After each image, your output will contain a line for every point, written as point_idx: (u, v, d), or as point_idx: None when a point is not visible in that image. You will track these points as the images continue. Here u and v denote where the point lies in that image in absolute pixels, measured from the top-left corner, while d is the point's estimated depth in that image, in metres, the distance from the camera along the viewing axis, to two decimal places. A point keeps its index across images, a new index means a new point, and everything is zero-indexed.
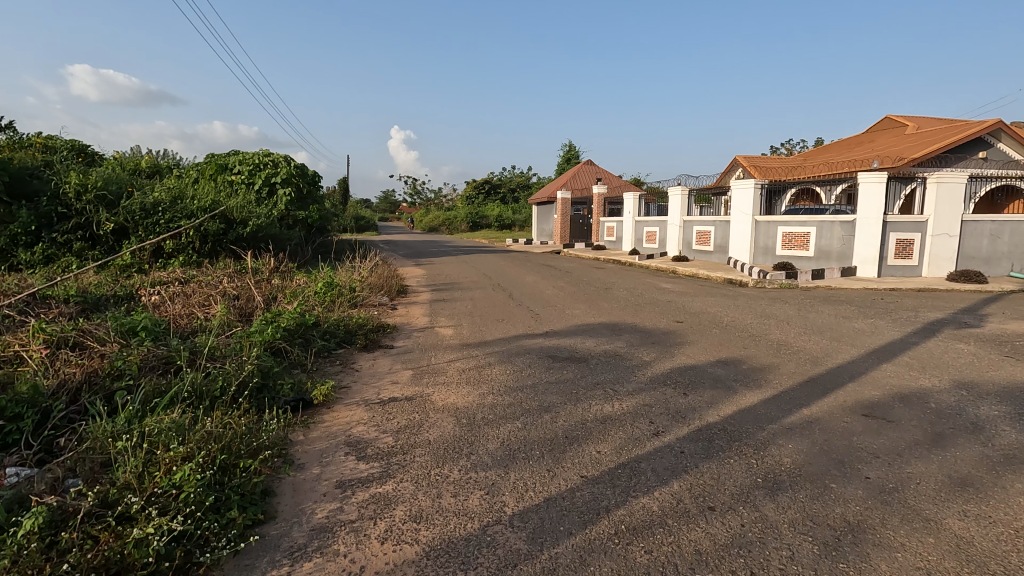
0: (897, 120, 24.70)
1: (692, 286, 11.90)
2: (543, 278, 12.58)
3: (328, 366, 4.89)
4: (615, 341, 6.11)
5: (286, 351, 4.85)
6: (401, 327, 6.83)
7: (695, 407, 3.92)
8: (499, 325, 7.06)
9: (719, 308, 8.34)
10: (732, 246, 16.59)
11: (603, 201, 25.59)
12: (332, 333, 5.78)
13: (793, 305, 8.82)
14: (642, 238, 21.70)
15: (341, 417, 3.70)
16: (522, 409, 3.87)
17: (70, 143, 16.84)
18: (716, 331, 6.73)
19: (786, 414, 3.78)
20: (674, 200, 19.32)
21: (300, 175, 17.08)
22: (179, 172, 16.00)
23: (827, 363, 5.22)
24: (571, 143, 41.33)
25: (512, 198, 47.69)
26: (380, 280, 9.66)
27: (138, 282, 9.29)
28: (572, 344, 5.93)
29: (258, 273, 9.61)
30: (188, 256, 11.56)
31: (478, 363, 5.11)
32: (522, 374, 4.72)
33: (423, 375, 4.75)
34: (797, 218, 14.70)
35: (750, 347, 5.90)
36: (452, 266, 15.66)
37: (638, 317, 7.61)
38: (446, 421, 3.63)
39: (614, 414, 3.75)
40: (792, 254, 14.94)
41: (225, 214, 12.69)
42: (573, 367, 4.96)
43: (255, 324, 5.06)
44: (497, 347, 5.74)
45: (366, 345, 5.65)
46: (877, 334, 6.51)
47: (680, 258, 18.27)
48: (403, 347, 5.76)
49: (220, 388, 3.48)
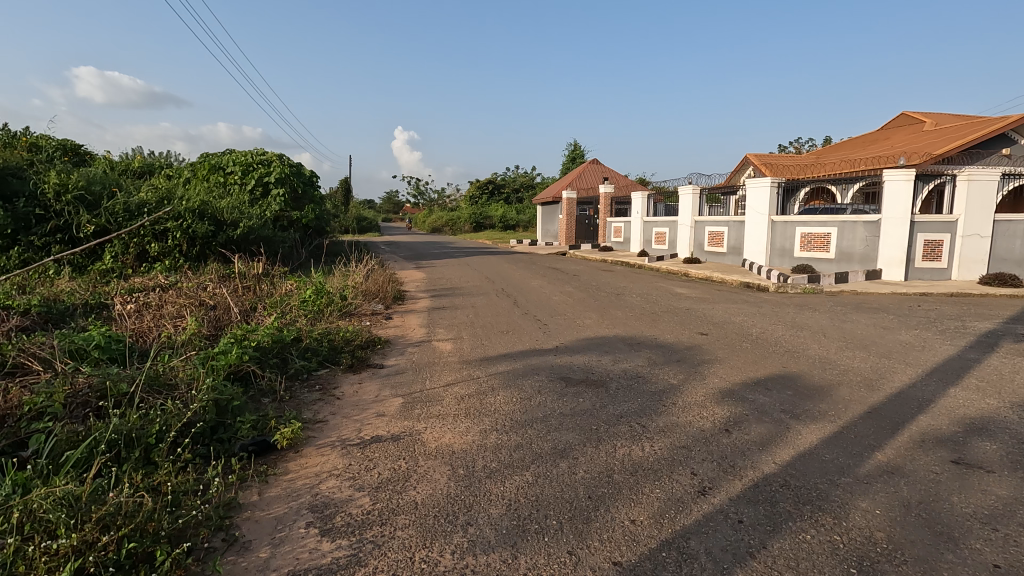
0: (915, 117, 23.87)
1: (709, 291, 11.17)
2: (550, 283, 11.87)
3: (304, 392, 4.21)
4: (635, 359, 5.39)
5: (256, 375, 4.18)
6: (395, 341, 6.11)
7: (744, 453, 3.21)
8: (503, 339, 6.35)
9: (745, 318, 7.59)
10: (747, 247, 15.83)
11: (609, 201, 24.88)
12: (314, 351, 5.08)
13: (824, 314, 8.06)
14: (651, 238, 20.97)
15: (309, 466, 3.00)
16: (532, 454, 3.16)
17: (59, 142, 16.23)
18: (747, 345, 5.99)
19: (860, 463, 3.05)
20: (684, 200, 18.61)
21: (295, 174, 16.43)
22: (169, 171, 15.38)
23: (885, 387, 4.49)
24: (576, 142, 40.70)
25: (517, 198, 47.01)
26: (374, 287, 8.97)
27: (117, 288, 8.65)
28: (586, 363, 5.20)
29: (244, 280, 8.94)
30: (174, 261, 10.90)
31: (479, 388, 4.40)
32: (530, 403, 4.00)
33: (415, 404, 4.05)
34: (817, 217, 13.95)
35: (791, 365, 5.16)
36: (454, 269, 14.92)
37: (657, 328, 6.88)
38: (439, 474, 2.91)
39: (646, 463, 3.05)
40: (812, 256, 14.17)
41: (214, 214, 12.04)
42: (590, 393, 4.24)
43: (221, 343, 4.37)
44: (501, 367, 5.02)
45: (352, 364, 4.95)
46: (930, 350, 5.77)
47: (692, 259, 17.52)
48: (395, 367, 5.05)
49: (158, 434, 2.81)
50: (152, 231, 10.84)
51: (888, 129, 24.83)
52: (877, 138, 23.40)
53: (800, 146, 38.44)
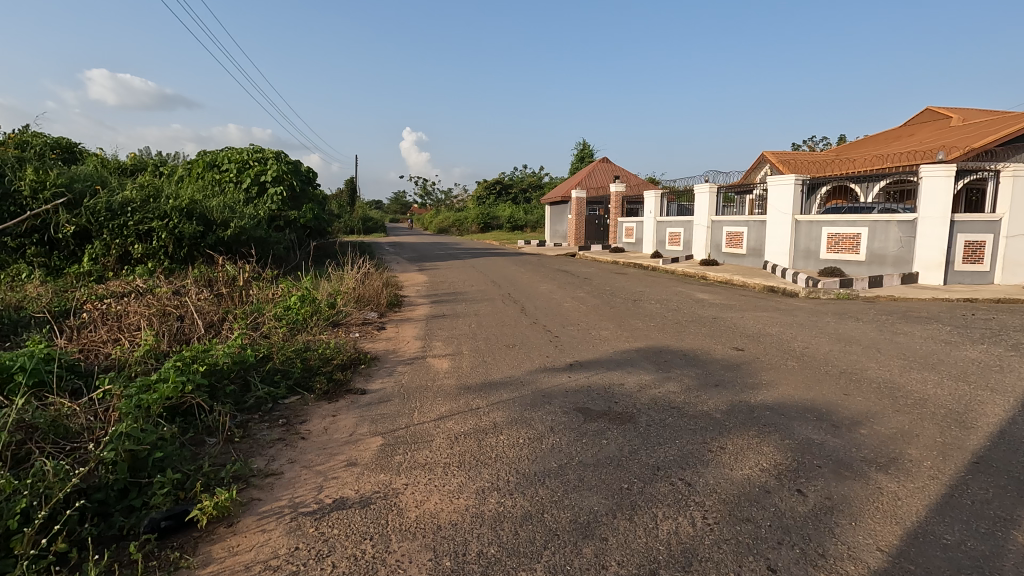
0: (940, 113, 22.82)
1: (732, 296, 10.30)
2: (560, 287, 11.05)
3: (261, 429, 3.44)
4: (665, 382, 4.55)
5: (202, 408, 3.43)
6: (384, 358, 5.31)
7: (832, 529, 2.37)
8: (509, 356, 5.53)
9: (782, 330, 6.71)
10: (769, 249, 14.94)
11: (621, 200, 24.02)
12: (284, 374, 4.30)
13: (869, 324, 7.15)
14: (665, 239, 20.07)
15: (240, 551, 2.20)
16: (545, 532, 2.33)
17: (51, 140, 15.63)
18: (794, 365, 5.12)
19: (998, 552, 2.20)
20: (700, 199, 17.70)
21: (293, 172, 15.75)
22: (163, 169, 14.73)
23: (980, 423, 3.63)
24: (586, 141, 39.88)
25: (525, 198, 46.06)
26: (367, 293, 8.19)
27: (89, 292, 7.92)
28: (607, 387, 4.37)
29: (228, 285, 8.22)
30: (159, 263, 10.18)
31: (477, 424, 3.58)
32: (541, 449, 3.18)
33: (398, 446, 3.24)
34: (845, 217, 13.04)
35: (854, 392, 4.29)
36: (458, 272, 14.11)
37: (684, 342, 6.02)
38: (415, 569, 2.10)
39: (703, 550, 2.22)
40: (840, 258, 13.24)
41: (204, 214, 11.37)
42: (614, 433, 3.42)
43: (163, 366, 3.61)
44: (504, 395, 4.20)
45: (327, 391, 4.15)
46: (1012, 371, 4.88)
47: (710, 262, 16.62)
48: (379, 393, 4.24)
49: (22, 515, 2.04)
50: (136, 232, 10.12)
51: (910, 125, 23.78)
52: (901, 134, 22.35)
53: (815, 144, 37.35)
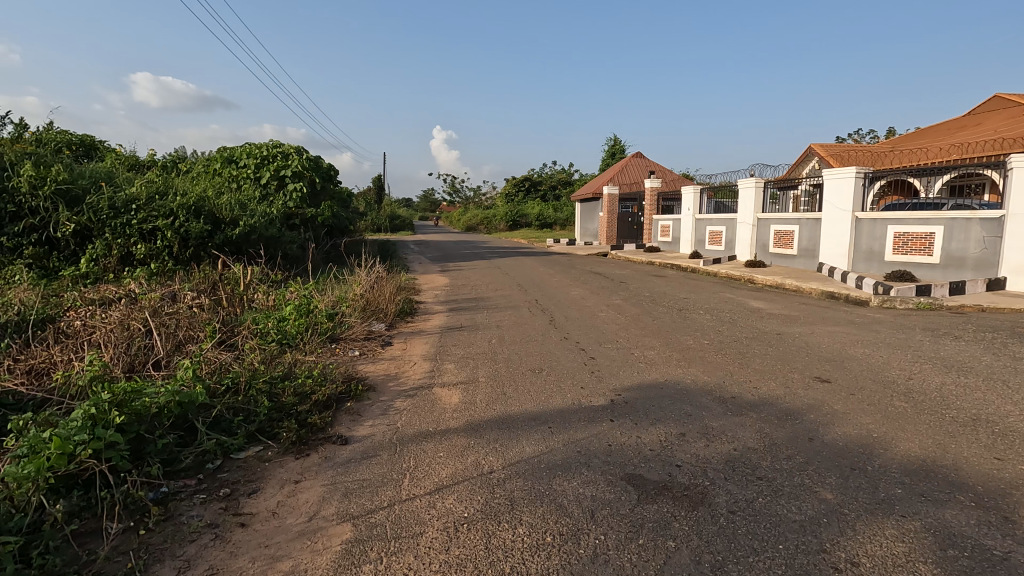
0: (1011, 99, 20.76)
1: (791, 304, 9.04)
2: (594, 292, 9.96)
3: (191, 507, 2.52)
4: (738, 432, 3.46)
5: (113, 476, 2.53)
6: (381, 387, 4.33)
7: None
8: (535, 385, 4.49)
9: (869, 352, 5.47)
10: (825, 250, 13.52)
11: (656, 196, 22.66)
12: (246, 417, 3.37)
13: (975, 345, 5.84)
14: (705, 239, 18.70)
15: None
16: None
17: (68, 137, 15.15)
18: (904, 406, 3.94)
19: None
20: (745, 194, 16.24)
21: (313, 167, 15.00)
22: (179, 165, 14.10)
23: None
24: (617, 136, 38.43)
25: (554, 196, 44.67)
26: (376, 300, 7.25)
27: (75, 298, 7.13)
28: (662, 441, 3.32)
29: (225, 291, 7.38)
30: (162, 265, 9.42)
31: (487, 504, 2.57)
32: (579, 561, 2.14)
33: (368, 549, 2.23)
34: (915, 215, 11.58)
35: (1008, 455, 3.10)
36: (482, 273, 13.13)
37: (751, 370, 4.87)
38: None
39: None
40: (909, 261, 11.76)
41: (212, 212, 10.67)
42: (684, 528, 2.36)
43: (72, 414, 2.72)
44: (526, 450, 3.17)
45: (298, 440, 3.21)
46: None
47: (758, 263, 15.22)
48: (365, 443, 3.27)
49: None
50: (139, 231, 9.38)
51: (975, 114, 21.75)
52: (966, 124, 20.39)
53: (862, 139, 35.17)
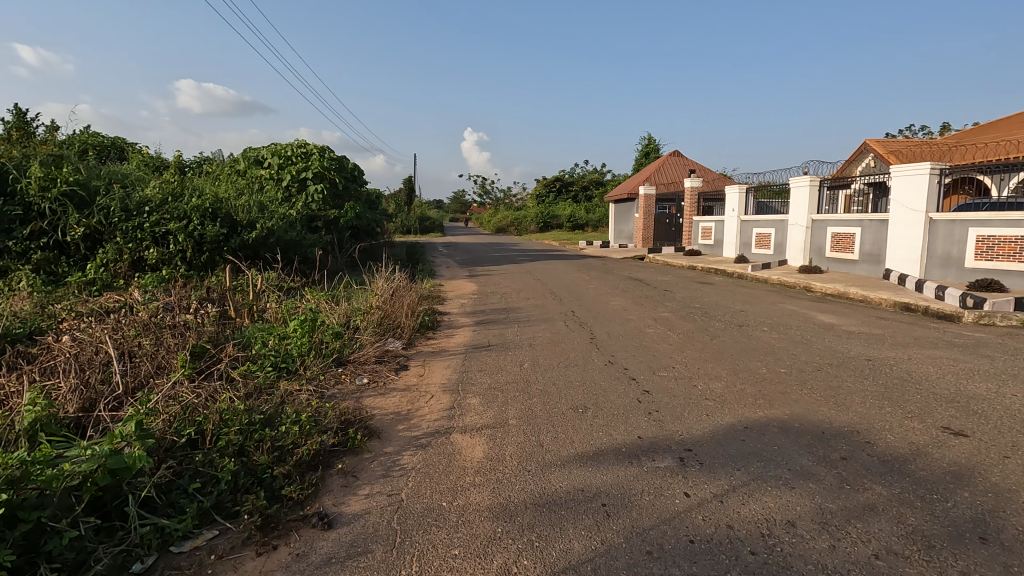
0: None
1: (865, 319, 7.87)
2: (637, 302, 8.95)
3: None
4: (871, 520, 2.47)
5: None
6: (388, 432, 3.49)
7: None
8: (578, 430, 3.57)
9: (996, 389, 4.36)
10: (892, 255, 12.18)
11: (696, 197, 21.39)
12: (203, 484, 2.56)
13: None
14: (751, 242, 17.39)
15: None
16: None
17: (92, 138, 14.79)
18: None
19: None
20: (798, 194, 14.88)
21: (337, 168, 14.37)
22: (201, 167, 13.58)
23: None
24: (651, 135, 37.06)
25: (586, 198, 43.47)
26: (393, 312, 6.43)
27: (69, 308, 6.46)
28: (766, 536, 2.36)
29: (229, 301, 6.64)
30: (175, 270, 8.79)
31: None
32: None
33: None
34: (1004, 216, 10.19)
35: None
36: (512, 279, 12.25)
37: (852, 413, 3.85)
38: None
39: None
40: (994, 267, 10.40)
41: (229, 214, 10.07)
42: None
43: None
44: (575, 550, 2.26)
45: (263, 524, 2.38)
46: None
47: (813, 269, 13.90)
48: (354, 529, 2.41)
49: None
50: (151, 234, 8.75)
51: None
52: None
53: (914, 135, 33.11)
